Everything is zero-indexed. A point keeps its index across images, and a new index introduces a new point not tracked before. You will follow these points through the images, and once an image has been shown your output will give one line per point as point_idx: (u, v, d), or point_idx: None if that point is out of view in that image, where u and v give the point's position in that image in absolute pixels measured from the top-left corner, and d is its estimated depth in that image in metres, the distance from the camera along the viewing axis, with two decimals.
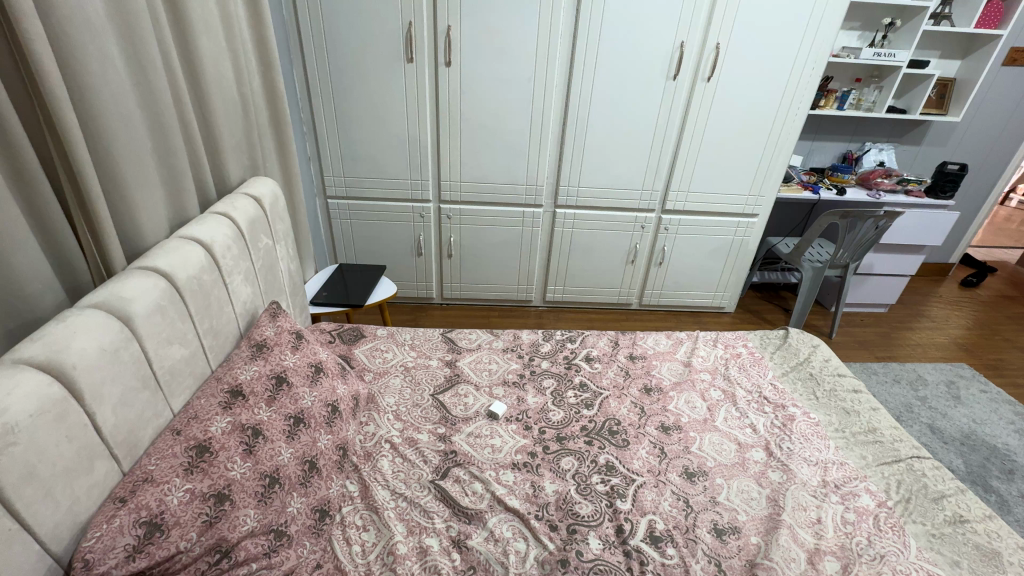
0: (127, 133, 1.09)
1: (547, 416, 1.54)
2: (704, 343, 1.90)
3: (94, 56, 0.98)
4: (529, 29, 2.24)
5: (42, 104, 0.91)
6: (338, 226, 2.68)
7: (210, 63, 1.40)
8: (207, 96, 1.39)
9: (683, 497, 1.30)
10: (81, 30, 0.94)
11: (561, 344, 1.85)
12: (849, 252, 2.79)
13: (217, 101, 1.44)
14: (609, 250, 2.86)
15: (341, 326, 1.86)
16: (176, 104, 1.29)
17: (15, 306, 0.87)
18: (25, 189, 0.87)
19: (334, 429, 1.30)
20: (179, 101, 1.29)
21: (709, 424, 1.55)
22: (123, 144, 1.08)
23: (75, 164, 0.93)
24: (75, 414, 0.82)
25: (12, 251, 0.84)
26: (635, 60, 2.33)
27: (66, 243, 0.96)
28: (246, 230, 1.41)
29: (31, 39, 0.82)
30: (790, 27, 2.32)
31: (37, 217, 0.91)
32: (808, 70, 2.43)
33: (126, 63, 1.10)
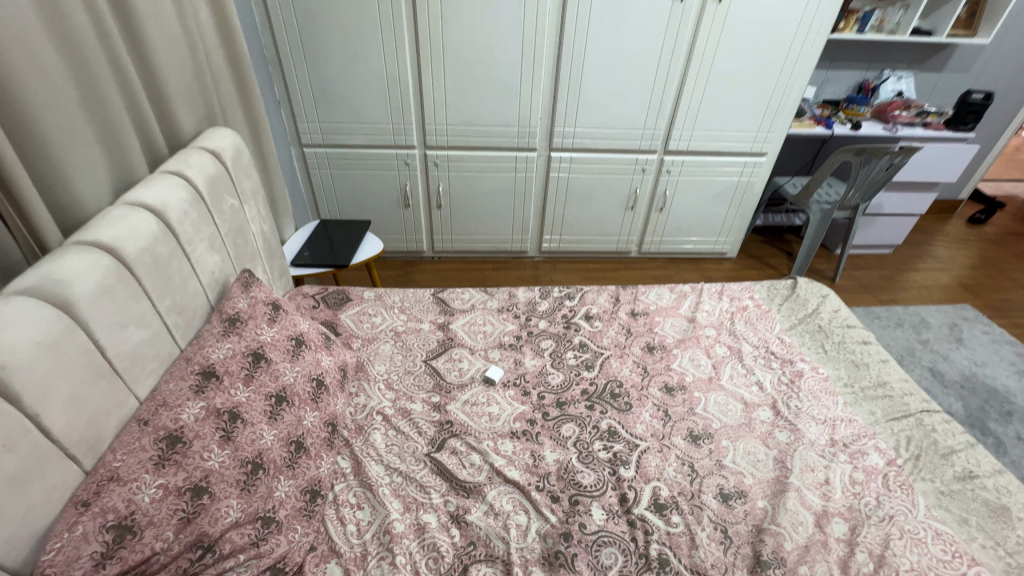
0: (41, 82, 0.91)
1: (546, 379, 1.47)
2: (709, 296, 1.81)
3: None
4: None
5: None
6: (317, 177, 2.50)
7: None
8: (141, 32, 1.18)
9: (688, 462, 1.26)
10: None
11: (559, 302, 1.75)
12: (859, 192, 2.65)
13: (155, 38, 1.23)
14: (607, 195, 2.70)
15: (326, 289, 1.75)
16: (105, 43, 1.09)
17: None
18: None
19: (321, 405, 1.22)
20: (107, 40, 1.08)
21: (714, 382, 1.49)
22: (38, 97, 0.90)
23: None
24: (13, 419, 0.72)
25: None
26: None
27: None
28: (206, 191, 1.25)
29: None
30: None
31: None
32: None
33: None
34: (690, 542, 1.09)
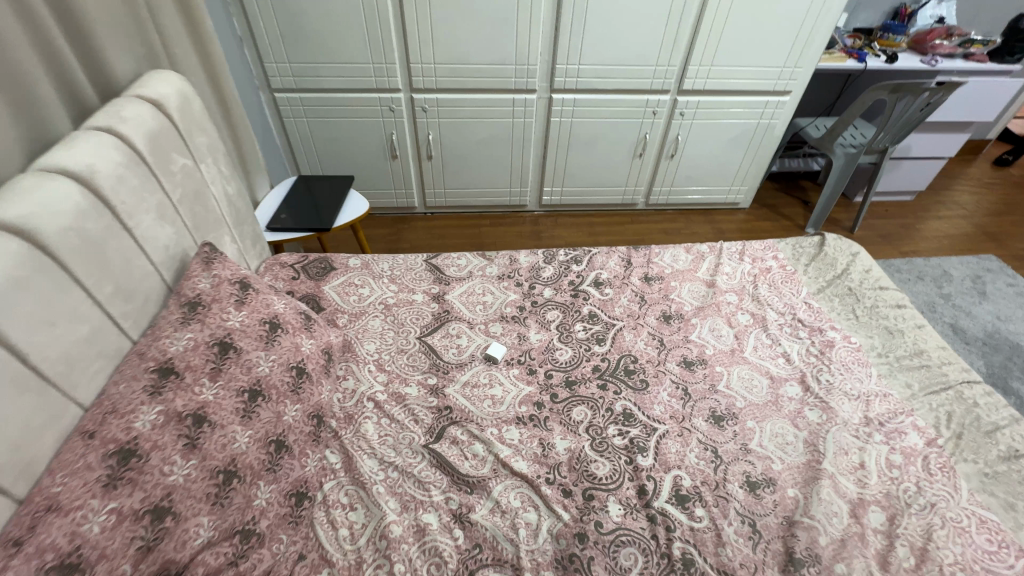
0: None
1: (554, 356, 1.33)
2: (729, 257, 1.65)
3: None
4: None
5: None
6: (292, 126, 2.24)
7: None
8: None
9: (711, 447, 1.15)
10: None
11: (565, 267, 1.58)
12: (890, 134, 2.42)
13: None
14: (614, 142, 2.47)
15: (307, 257, 1.57)
16: None
17: None
18: None
19: (303, 397, 1.09)
20: None
21: (737, 355, 1.36)
22: None
23: None
24: None
25: None
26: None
27: None
28: (148, 151, 1.05)
29: None
30: None
31: None
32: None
33: None
34: (716, 539, 1.00)
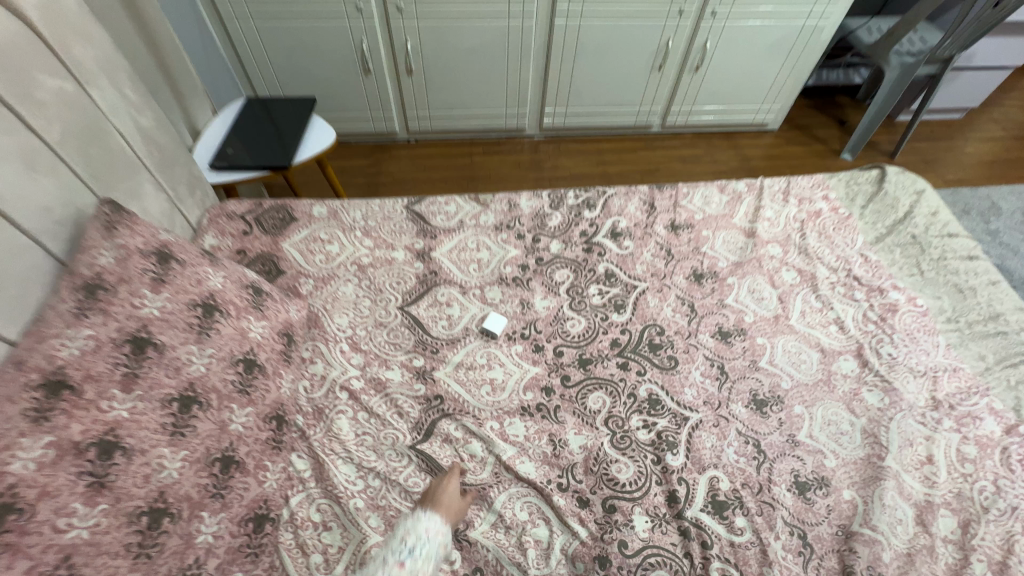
0: None
1: (564, 328, 1.11)
2: (771, 198, 1.38)
3: None
4: None
5: None
6: (238, 32, 1.82)
7: None
8: None
9: (752, 441, 0.97)
10: None
11: (575, 214, 1.31)
12: (959, 40, 2.02)
13: None
14: (630, 50, 2.06)
15: (261, 206, 1.29)
16: None
17: None
18: None
19: (255, 397, 0.87)
20: None
21: (781, 323, 1.14)
22: None
23: None
24: None
25: None
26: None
27: None
28: None
29: None
30: None
31: None
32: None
33: None
34: (760, 556, 0.84)
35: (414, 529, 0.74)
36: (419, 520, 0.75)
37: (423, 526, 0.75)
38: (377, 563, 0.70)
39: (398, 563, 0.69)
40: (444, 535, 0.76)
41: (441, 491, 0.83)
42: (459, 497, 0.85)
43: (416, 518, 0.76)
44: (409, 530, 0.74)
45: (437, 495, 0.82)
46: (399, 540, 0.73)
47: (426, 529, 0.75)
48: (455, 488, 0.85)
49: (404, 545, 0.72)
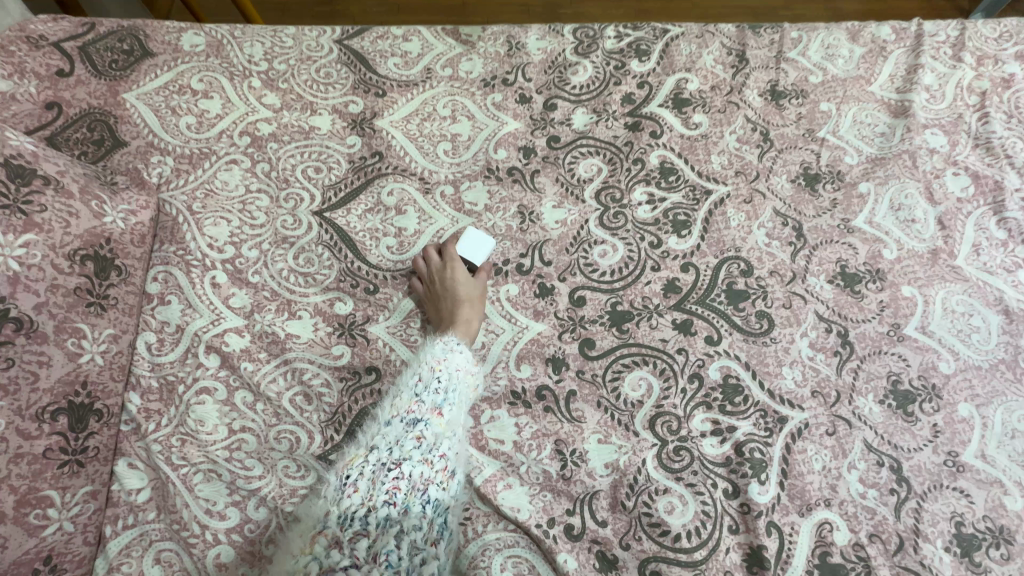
0: None
1: (588, 258, 0.67)
2: (934, 53, 0.84)
3: None
4: None
5: None
6: None
7: None
8: None
9: (889, 462, 0.59)
10: None
11: (616, 65, 0.80)
12: None
13: None
14: None
15: (92, 28, 0.77)
16: None
17: None
18: None
19: (7, 383, 0.46)
20: None
21: (941, 263, 0.70)
22: None
23: None
24: None
25: None
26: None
27: None
28: None
29: None
30: None
31: None
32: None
33: None
34: None
35: (447, 362, 0.53)
36: (453, 350, 0.54)
37: (457, 361, 0.53)
38: (408, 403, 0.49)
39: (435, 409, 0.49)
40: (478, 376, 0.55)
41: (453, 287, 0.62)
42: (473, 278, 0.64)
43: (446, 347, 0.54)
44: (439, 360, 0.53)
45: (448, 285, 0.62)
46: (430, 373, 0.52)
47: (460, 366, 0.53)
48: (461, 265, 0.64)
49: (435, 382, 0.51)
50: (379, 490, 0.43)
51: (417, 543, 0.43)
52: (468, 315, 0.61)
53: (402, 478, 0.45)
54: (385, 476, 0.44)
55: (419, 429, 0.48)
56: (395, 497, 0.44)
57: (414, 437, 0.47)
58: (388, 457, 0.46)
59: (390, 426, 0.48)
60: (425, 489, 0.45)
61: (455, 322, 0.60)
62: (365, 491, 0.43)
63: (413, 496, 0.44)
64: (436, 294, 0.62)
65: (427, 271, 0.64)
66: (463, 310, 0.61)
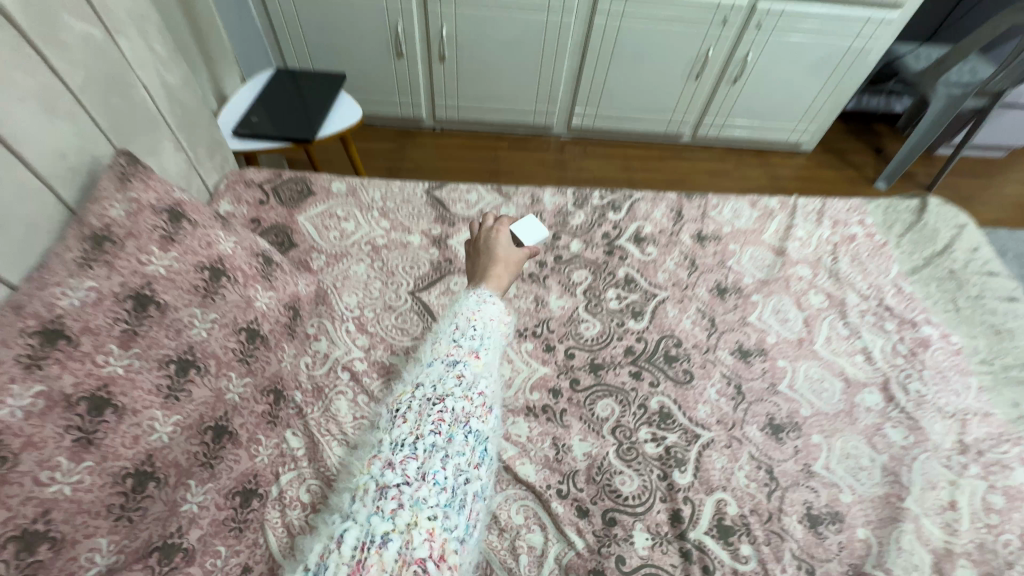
0: None
1: (577, 330, 1.07)
2: (804, 218, 1.32)
3: None
4: None
5: None
6: (275, 4, 1.82)
7: None
8: None
9: (765, 467, 0.92)
10: None
11: (599, 215, 1.27)
12: (1013, 75, 1.93)
13: None
14: (669, 54, 2.02)
15: (279, 176, 1.27)
16: None
17: None
18: None
19: (255, 368, 0.85)
20: None
21: (805, 347, 1.09)
22: None
23: None
24: None
25: None
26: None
27: None
28: (21, 9, 0.71)
29: None
30: None
31: None
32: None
33: None
34: None
35: (480, 316, 0.84)
36: (485, 305, 0.86)
37: (488, 315, 0.84)
38: (449, 350, 0.79)
39: (472, 355, 0.79)
40: (503, 327, 0.86)
41: (493, 244, 1.01)
42: (510, 247, 1.03)
43: (480, 303, 0.86)
44: (475, 316, 0.84)
45: (491, 249, 1.00)
46: (467, 324, 0.83)
47: (490, 319, 0.85)
48: (504, 238, 1.02)
49: (472, 334, 0.81)
50: (427, 422, 0.70)
51: (461, 465, 0.69)
52: (498, 272, 0.96)
53: (443, 412, 0.71)
54: (430, 412, 0.71)
55: (458, 370, 0.76)
56: (439, 428, 0.70)
57: (455, 376, 0.76)
58: (434, 395, 0.73)
59: (434, 372, 0.76)
60: (462, 421, 0.72)
61: (488, 274, 0.95)
62: (412, 423, 0.69)
63: (455, 428, 0.71)
64: (482, 253, 1.00)
65: (480, 237, 1.04)
66: (495, 269, 0.96)
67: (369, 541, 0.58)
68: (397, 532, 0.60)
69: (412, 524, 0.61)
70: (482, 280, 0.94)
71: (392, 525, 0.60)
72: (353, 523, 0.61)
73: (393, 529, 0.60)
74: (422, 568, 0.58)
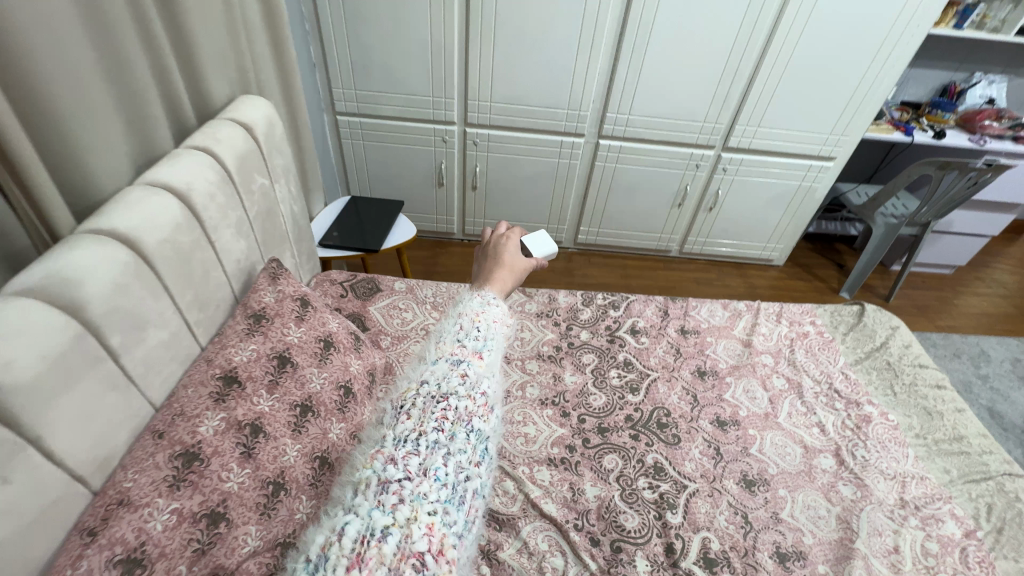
0: (65, 59, 0.79)
1: (588, 401, 1.35)
2: (766, 317, 1.65)
3: None
4: None
5: None
6: (349, 148, 2.38)
7: None
8: (181, 10, 1.03)
9: (741, 512, 1.15)
10: None
11: (603, 311, 1.62)
12: (934, 209, 2.39)
13: (197, 24, 1.08)
14: (655, 189, 2.53)
15: (354, 277, 1.64)
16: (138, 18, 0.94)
17: None
18: None
19: (349, 416, 1.09)
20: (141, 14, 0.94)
21: (770, 420, 1.36)
22: (57, 72, 0.78)
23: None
24: (19, 456, 0.64)
25: None
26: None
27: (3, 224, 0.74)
28: (236, 172, 1.12)
29: None
30: None
31: None
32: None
33: None
34: None
35: (484, 319, 0.98)
36: (489, 308, 1.01)
37: (492, 317, 1.00)
38: (453, 348, 0.92)
39: (477, 354, 0.92)
40: (503, 331, 1.00)
41: (500, 252, 1.18)
42: (516, 255, 1.19)
43: (483, 305, 1.02)
44: (479, 319, 0.98)
45: (498, 256, 1.16)
46: (471, 324, 0.96)
47: (494, 321, 0.99)
48: (512, 246, 1.19)
49: (476, 334, 0.95)
50: (430, 420, 0.80)
51: (462, 463, 0.79)
52: (502, 276, 1.13)
53: (446, 410, 0.82)
54: (433, 410, 0.82)
55: (461, 368, 0.88)
56: (442, 427, 0.80)
57: (458, 374, 0.87)
58: (438, 393, 0.84)
59: (440, 370, 0.88)
60: (464, 421, 0.82)
61: (493, 277, 1.12)
62: (416, 420, 0.80)
63: (457, 427, 0.81)
64: (491, 258, 1.17)
65: (490, 244, 1.21)
66: (500, 274, 1.13)
67: (368, 535, 0.67)
68: (396, 526, 0.69)
69: (412, 519, 0.70)
70: (488, 283, 1.10)
71: (392, 519, 0.69)
72: (355, 516, 0.69)
73: (392, 523, 0.69)
74: (420, 560, 0.67)
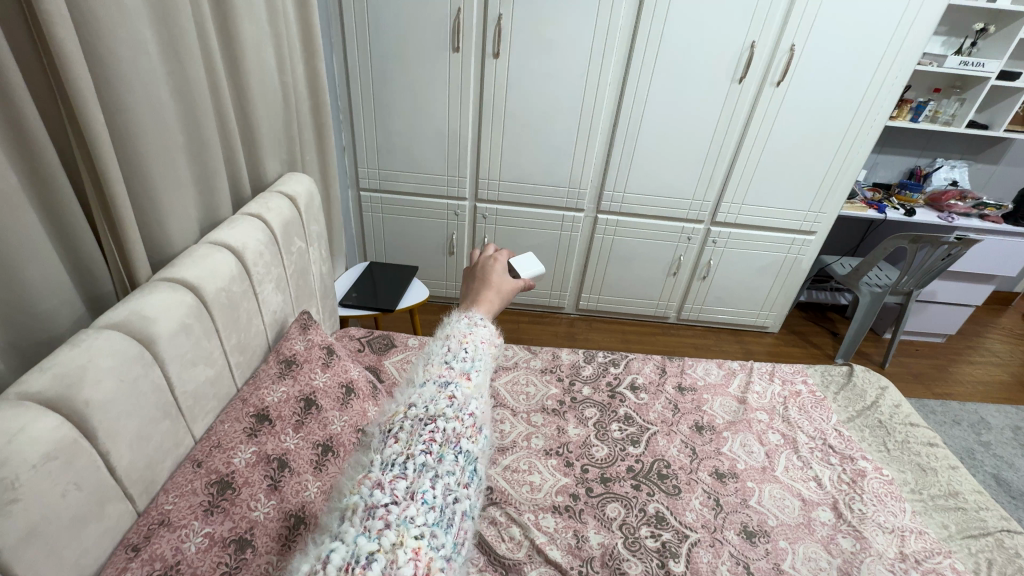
0: (164, 144, 0.98)
1: (590, 452, 1.41)
2: (759, 376, 1.74)
3: (138, 70, 0.89)
4: (585, 35, 2.11)
5: (72, 122, 0.81)
6: (369, 220, 2.61)
7: (256, 78, 1.27)
8: (251, 106, 1.26)
9: (743, 562, 1.17)
10: (121, 45, 0.84)
11: (603, 368, 1.71)
12: (914, 278, 2.54)
13: (261, 115, 1.31)
14: (652, 259, 2.71)
15: (372, 333, 1.76)
16: (218, 113, 1.16)
17: (39, 336, 0.79)
18: (57, 212, 0.80)
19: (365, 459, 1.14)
20: (221, 109, 1.16)
21: (768, 473, 1.40)
22: (157, 152, 0.97)
23: (110, 186, 0.84)
24: (92, 466, 0.73)
25: (35, 275, 0.76)
26: (706, 45, 2.13)
27: (97, 272, 0.88)
28: (280, 235, 1.29)
29: (69, 66, 0.73)
30: (868, 46, 2.14)
31: (69, 236, 0.83)
32: (903, 53, 2.17)
33: (171, 86, 1.01)
34: None
35: (473, 335, 1.07)
36: (479, 327, 1.10)
37: (480, 335, 1.08)
38: (439, 369, 0.97)
39: (465, 375, 0.99)
40: (489, 351, 1.08)
41: (487, 273, 1.28)
42: (503, 277, 1.29)
43: (472, 325, 1.10)
44: (468, 340, 1.06)
45: (485, 278, 1.27)
46: (459, 345, 1.04)
47: (483, 340, 1.08)
48: (498, 268, 1.30)
49: (465, 353, 1.03)
50: (417, 443, 0.84)
51: (450, 485, 0.82)
52: (489, 297, 1.22)
53: (434, 432, 0.86)
54: (421, 434, 0.85)
55: (449, 391, 0.94)
56: (429, 449, 0.84)
57: (445, 396, 0.93)
58: (426, 415, 0.89)
59: (427, 393, 0.94)
60: (452, 442, 0.87)
61: (480, 298, 1.21)
62: (404, 444, 0.84)
63: (446, 449, 0.86)
64: (478, 279, 1.27)
65: (478, 264, 1.32)
66: (485, 294, 1.23)
67: (353, 562, 0.68)
68: (382, 551, 0.70)
69: (398, 544, 0.72)
70: (475, 304, 1.20)
71: (377, 545, 0.71)
72: (342, 543, 0.71)
73: (378, 548, 0.70)
74: None
